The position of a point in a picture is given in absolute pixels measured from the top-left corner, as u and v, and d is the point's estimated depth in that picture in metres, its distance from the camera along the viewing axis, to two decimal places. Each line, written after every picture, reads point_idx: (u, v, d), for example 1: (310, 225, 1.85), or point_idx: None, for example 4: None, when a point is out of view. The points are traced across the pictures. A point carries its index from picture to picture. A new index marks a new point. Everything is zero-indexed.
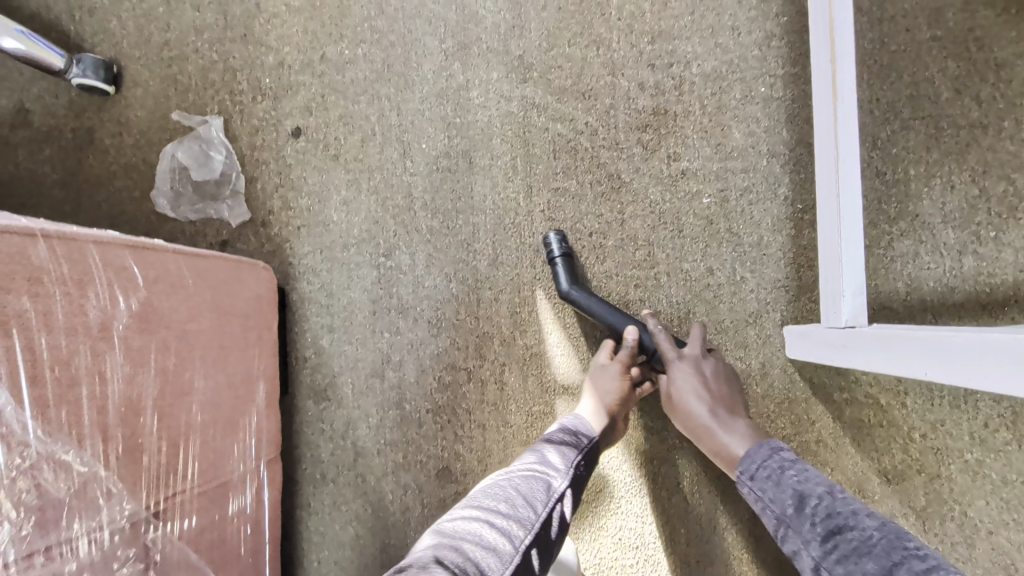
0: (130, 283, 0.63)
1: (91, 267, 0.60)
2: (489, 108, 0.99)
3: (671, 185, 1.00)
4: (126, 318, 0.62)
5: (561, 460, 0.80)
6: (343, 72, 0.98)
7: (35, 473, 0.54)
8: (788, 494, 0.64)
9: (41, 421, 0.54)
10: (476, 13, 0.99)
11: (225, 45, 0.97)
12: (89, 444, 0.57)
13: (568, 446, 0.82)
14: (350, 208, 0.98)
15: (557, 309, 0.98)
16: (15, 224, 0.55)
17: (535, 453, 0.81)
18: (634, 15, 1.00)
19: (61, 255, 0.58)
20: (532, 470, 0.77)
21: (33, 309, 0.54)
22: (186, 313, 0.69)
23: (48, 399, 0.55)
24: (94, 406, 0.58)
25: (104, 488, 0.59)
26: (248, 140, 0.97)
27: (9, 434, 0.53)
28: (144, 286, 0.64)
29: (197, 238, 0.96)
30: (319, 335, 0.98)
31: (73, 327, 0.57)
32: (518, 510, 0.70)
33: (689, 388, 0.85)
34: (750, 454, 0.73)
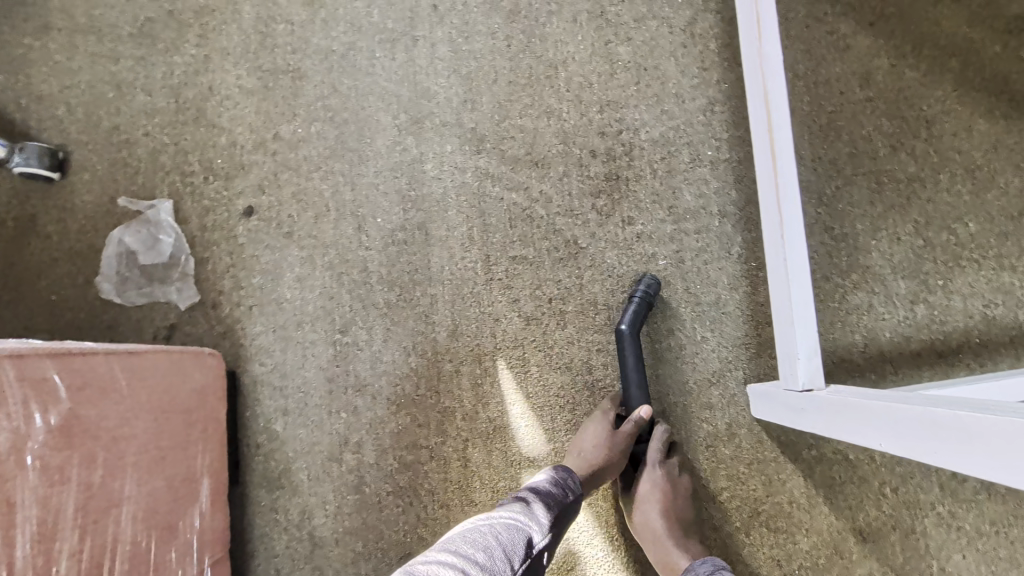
0: (50, 397, 0.64)
1: (7, 386, 0.61)
2: (444, 180, 1.00)
3: (627, 248, 1.01)
4: (42, 435, 0.62)
5: (545, 514, 0.77)
6: (296, 150, 0.98)
7: None
8: None
9: None
10: (428, 89, 1.01)
11: (175, 128, 0.97)
12: None
13: (552, 501, 0.80)
14: (304, 285, 0.96)
15: (520, 379, 0.97)
16: None
17: (521, 502, 0.78)
18: (582, 86, 1.04)
19: None
20: (515, 519, 0.74)
21: None
22: (114, 419, 0.70)
23: None
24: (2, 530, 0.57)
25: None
26: (198, 220, 0.96)
27: None
28: (66, 398, 0.65)
29: (146, 323, 0.94)
30: (273, 419, 0.95)
31: None
32: (495, 561, 0.66)
33: (654, 499, 0.93)
34: (693, 565, 0.85)
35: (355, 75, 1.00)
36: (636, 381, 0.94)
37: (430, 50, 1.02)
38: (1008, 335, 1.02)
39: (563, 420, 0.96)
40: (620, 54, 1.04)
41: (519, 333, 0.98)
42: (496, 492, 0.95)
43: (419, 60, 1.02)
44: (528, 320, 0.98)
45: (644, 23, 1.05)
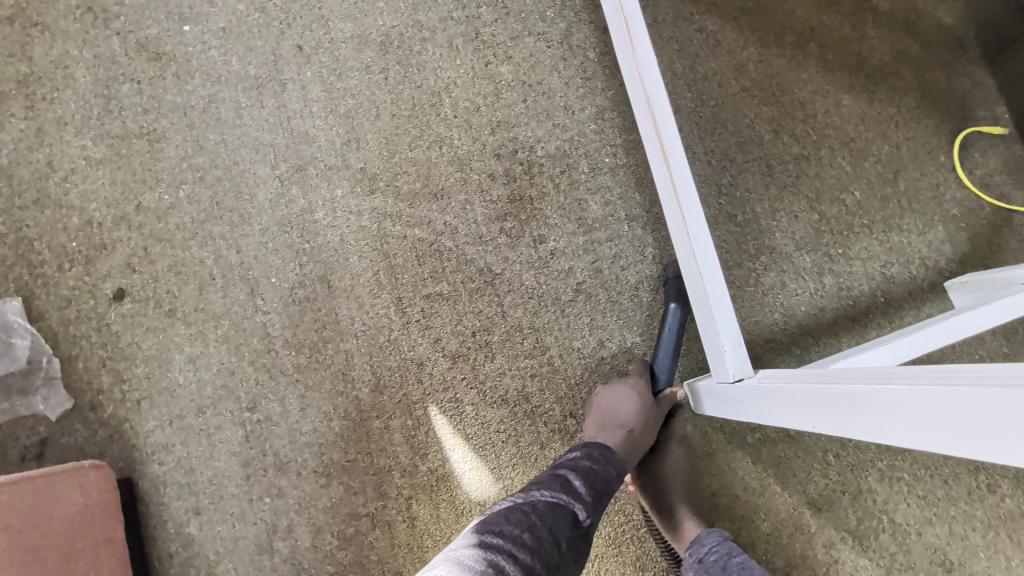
0: None
1: None
2: (340, 227, 0.94)
3: (543, 267, 0.98)
4: None
5: (587, 489, 0.69)
6: (166, 219, 0.89)
7: None
8: None
9: None
10: (307, 133, 0.95)
11: (16, 215, 0.85)
12: None
13: (596, 472, 0.72)
14: (198, 365, 0.86)
15: (456, 422, 0.91)
16: None
17: (559, 479, 0.69)
18: (470, 110, 1.01)
19: None
20: (557, 500, 0.66)
21: None
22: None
23: None
24: None
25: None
26: (58, 314, 0.84)
27: None
28: None
29: (10, 444, 0.80)
30: (184, 522, 0.83)
31: None
32: (541, 543, 0.60)
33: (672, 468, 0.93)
34: (702, 538, 0.82)
35: (222, 128, 0.93)
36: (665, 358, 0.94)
37: (302, 93, 0.96)
38: (907, 289, 1.08)
39: (508, 455, 0.91)
40: (501, 73, 1.03)
41: (446, 373, 0.92)
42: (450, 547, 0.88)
43: (291, 104, 0.95)
44: (454, 358, 0.93)
45: (521, 40, 1.04)
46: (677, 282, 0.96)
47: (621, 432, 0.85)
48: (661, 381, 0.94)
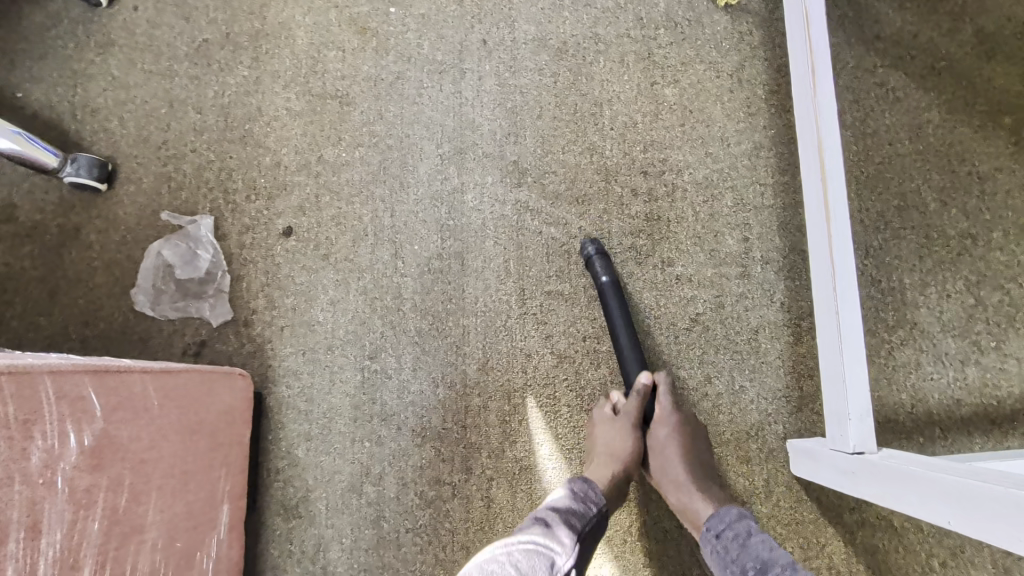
0: (86, 415, 0.55)
1: (41, 402, 0.52)
2: (483, 211, 0.99)
3: (665, 290, 0.97)
4: (75, 456, 0.53)
5: (567, 535, 0.68)
6: (339, 173, 0.99)
7: None
8: (751, 560, 0.66)
9: None
10: (473, 120, 1.03)
11: (224, 147, 0.99)
12: None
13: (575, 518, 0.71)
14: (336, 307, 0.95)
15: (550, 419, 0.92)
16: None
17: (540, 524, 0.69)
18: (627, 125, 1.04)
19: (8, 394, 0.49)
20: (537, 544, 0.64)
21: None
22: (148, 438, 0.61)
23: None
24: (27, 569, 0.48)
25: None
26: (237, 237, 0.96)
27: None
28: (102, 415, 0.56)
29: (177, 339, 0.92)
30: (295, 445, 0.90)
31: (9, 475, 0.48)
32: None
33: (666, 445, 0.83)
34: (719, 513, 0.73)
35: (402, 103, 1.03)
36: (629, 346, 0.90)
37: (477, 83, 1.04)
38: None
39: None
40: (665, 95, 1.05)
41: (550, 370, 0.94)
42: None
43: (466, 92, 1.04)
44: (560, 358, 0.94)
45: (691, 66, 1.05)
46: (602, 258, 0.95)
47: (603, 466, 0.82)
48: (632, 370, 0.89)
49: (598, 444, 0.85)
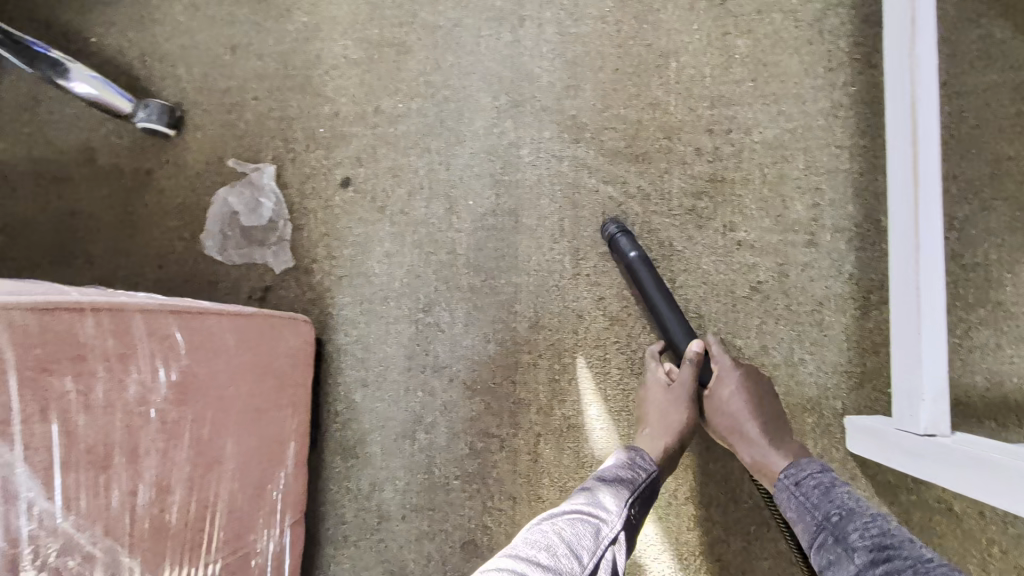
0: (174, 352, 0.56)
1: (135, 338, 0.53)
2: (539, 167, 0.97)
3: (725, 256, 0.94)
4: (165, 390, 0.55)
5: (614, 500, 0.71)
6: (395, 125, 0.99)
7: (59, 562, 0.47)
8: (835, 503, 0.63)
9: (69, 507, 0.47)
10: (532, 72, 0.99)
11: (284, 95, 0.99)
12: (117, 529, 0.50)
13: (624, 488, 0.73)
14: (392, 260, 0.96)
15: (599, 381, 0.92)
16: (64, 298, 0.48)
17: (583, 494, 0.72)
18: (693, 79, 0.99)
19: (107, 328, 0.51)
20: (581, 512, 0.68)
21: (75, 391, 0.48)
22: (230, 377, 0.63)
23: (81, 482, 0.48)
24: (126, 487, 0.51)
25: (102, 570, 0.49)
26: (298, 187, 0.97)
27: (46, 527, 0.46)
28: (186, 353, 0.57)
29: (242, 283, 0.95)
30: (352, 390, 0.94)
31: (110, 404, 0.50)
32: (559, 560, 0.60)
33: (731, 395, 0.83)
34: (798, 462, 0.71)
35: (459, 52, 1.00)
36: (660, 299, 0.88)
37: (536, 31, 1.00)
38: None
39: None
40: (737, 47, 0.98)
41: (602, 332, 0.93)
42: (565, 491, 0.90)
43: (525, 41, 1.00)
44: (612, 320, 0.93)
45: (767, 15, 0.99)
46: (625, 236, 0.91)
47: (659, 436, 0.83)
48: (653, 291, 0.88)
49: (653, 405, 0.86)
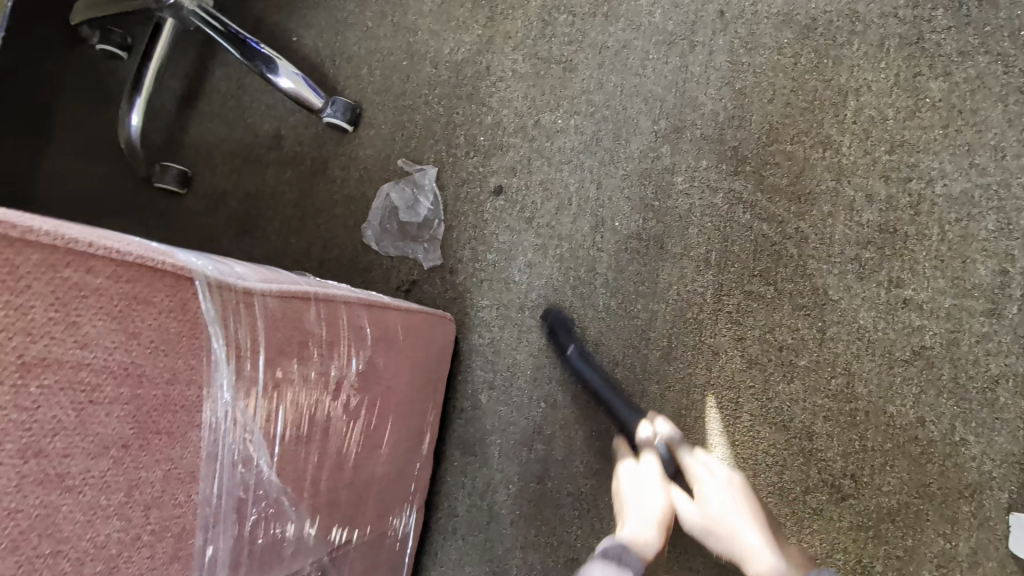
0: (364, 342, 0.60)
1: (341, 327, 0.56)
2: (692, 196, 0.96)
3: (887, 313, 0.87)
4: (354, 376, 0.58)
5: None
6: (552, 140, 1.01)
7: (267, 524, 0.49)
8: None
9: (281, 477, 0.49)
10: (696, 99, 0.98)
11: (452, 102, 1.05)
12: (308, 499, 0.53)
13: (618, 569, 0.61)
14: (532, 270, 0.99)
15: (728, 424, 0.89)
16: (297, 287, 0.51)
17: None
18: (873, 120, 0.92)
19: (324, 318, 0.53)
20: None
21: (298, 372, 0.50)
22: (394, 368, 0.67)
23: (290, 456, 0.50)
24: (318, 462, 0.54)
25: (293, 534, 0.52)
26: (454, 190, 1.03)
27: (265, 494, 0.48)
28: (371, 344, 0.61)
29: (393, 274, 1.03)
30: (479, 390, 0.98)
31: (319, 385, 0.53)
32: None
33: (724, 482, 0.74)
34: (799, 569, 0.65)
35: (625, 74, 1.01)
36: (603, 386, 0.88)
37: (706, 58, 0.99)
38: None
39: (766, 479, 0.87)
40: (930, 89, 0.91)
41: (738, 374, 0.90)
42: None
43: (693, 67, 0.99)
44: (750, 363, 0.90)
45: (972, 57, 0.90)
46: (564, 330, 0.94)
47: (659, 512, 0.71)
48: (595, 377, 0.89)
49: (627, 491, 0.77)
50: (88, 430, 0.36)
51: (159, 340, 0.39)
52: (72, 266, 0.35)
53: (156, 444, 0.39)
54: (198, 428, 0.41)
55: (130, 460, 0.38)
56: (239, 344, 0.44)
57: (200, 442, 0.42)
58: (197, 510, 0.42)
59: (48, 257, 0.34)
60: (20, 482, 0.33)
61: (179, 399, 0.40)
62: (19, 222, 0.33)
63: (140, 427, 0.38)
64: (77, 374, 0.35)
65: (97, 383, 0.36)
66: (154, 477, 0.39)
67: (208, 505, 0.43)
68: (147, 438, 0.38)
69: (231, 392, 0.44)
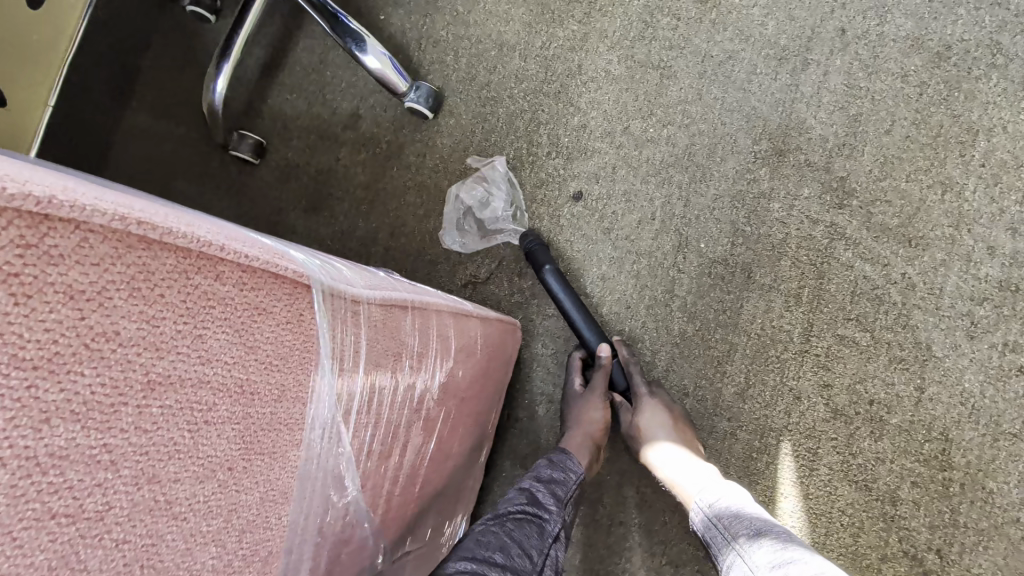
0: (449, 355, 0.57)
1: (430, 338, 0.54)
2: (789, 226, 0.89)
3: (998, 379, 0.80)
4: (437, 390, 0.55)
5: (548, 500, 0.69)
6: (641, 149, 0.96)
7: (343, 546, 0.45)
8: (744, 527, 0.58)
9: (362, 495, 0.46)
10: (804, 121, 0.91)
11: (538, 98, 1.00)
12: (379, 518, 0.49)
13: (555, 490, 0.71)
14: (605, 284, 0.94)
15: (803, 474, 0.83)
16: (393, 296, 0.49)
17: (524, 494, 0.69)
18: (1004, 165, 0.84)
19: (417, 330, 0.51)
20: (525, 512, 0.65)
21: (390, 385, 0.47)
22: (472, 381, 0.64)
23: (370, 474, 0.46)
24: (393, 479, 0.51)
25: (363, 553, 0.48)
26: (531, 190, 0.99)
27: (346, 514, 0.44)
28: (455, 357, 0.59)
29: (459, 271, 0.99)
30: (536, 402, 0.94)
31: (406, 398, 0.50)
32: (514, 560, 0.58)
33: (659, 421, 0.81)
34: (716, 489, 0.67)
35: (728, 86, 0.94)
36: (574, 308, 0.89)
37: (820, 78, 0.91)
38: None
39: (839, 540, 0.81)
40: None
41: (819, 423, 0.84)
42: None
43: (804, 87, 0.91)
44: (835, 414, 0.83)
45: None
46: (542, 250, 0.92)
47: (584, 438, 0.81)
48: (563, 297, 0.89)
49: (575, 409, 0.85)
50: (199, 452, 0.32)
51: (273, 354, 0.35)
52: (203, 272, 0.32)
53: (258, 465, 0.35)
54: (297, 447, 0.38)
55: (233, 485, 0.34)
56: (343, 358, 0.41)
57: (297, 462, 0.38)
58: (285, 533, 0.38)
59: (183, 262, 0.31)
60: (130, 511, 0.29)
61: (284, 418, 0.36)
62: (157, 223, 0.29)
63: (247, 448, 0.34)
64: (196, 393, 0.31)
65: (213, 402, 0.32)
66: (252, 500, 0.35)
67: (295, 530, 0.39)
68: (250, 459, 0.35)
69: (331, 408, 0.40)
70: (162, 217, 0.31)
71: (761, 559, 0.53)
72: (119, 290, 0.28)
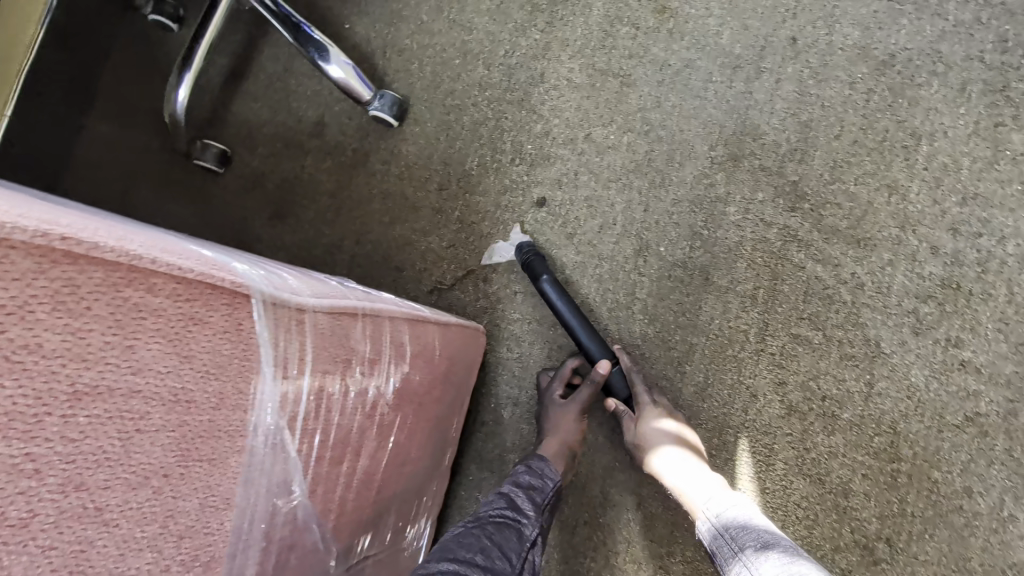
0: (403, 360, 0.58)
1: (382, 344, 0.55)
2: (744, 229, 0.92)
3: (943, 374, 0.83)
4: (391, 395, 0.56)
5: (528, 504, 0.72)
6: (602, 155, 0.98)
7: (293, 550, 0.46)
8: (752, 540, 0.61)
9: (311, 499, 0.46)
10: (758, 127, 0.94)
11: (502, 106, 1.02)
12: (332, 522, 0.50)
13: (534, 495, 0.74)
14: (569, 288, 0.95)
15: (760, 470, 0.85)
16: (342, 305, 0.50)
17: (505, 499, 0.71)
18: (946, 168, 0.88)
19: (367, 337, 0.52)
20: (505, 515, 0.68)
21: (339, 391, 0.48)
22: (430, 386, 0.65)
23: (320, 479, 0.47)
24: (346, 483, 0.51)
25: (314, 557, 0.49)
26: (495, 196, 1.00)
27: (294, 518, 0.45)
28: (410, 363, 0.60)
29: (425, 277, 1.00)
30: (502, 405, 0.95)
31: (357, 403, 0.51)
32: (495, 562, 0.60)
33: (652, 428, 0.82)
34: (722, 498, 0.70)
35: (685, 94, 0.97)
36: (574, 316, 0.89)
37: (773, 86, 0.94)
38: None
39: (795, 533, 0.83)
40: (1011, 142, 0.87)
41: (775, 420, 0.86)
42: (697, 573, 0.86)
43: (758, 94, 0.94)
44: (790, 410, 0.86)
45: None
46: (539, 260, 0.93)
47: (559, 444, 0.84)
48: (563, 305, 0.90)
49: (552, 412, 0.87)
50: (132, 460, 0.32)
51: (210, 363, 0.36)
52: (133, 285, 0.32)
53: (197, 472, 0.36)
54: (238, 453, 0.39)
55: (170, 491, 0.35)
56: (287, 365, 0.42)
57: (239, 468, 0.39)
58: (228, 538, 0.39)
59: (111, 275, 0.31)
60: (57, 518, 0.30)
61: (223, 425, 0.37)
62: (84, 238, 0.30)
63: (184, 455, 0.35)
64: (127, 403, 0.32)
65: (146, 411, 0.33)
66: (191, 506, 0.36)
67: (239, 536, 0.40)
68: (188, 466, 0.35)
69: (274, 416, 0.41)
70: (90, 232, 0.32)
71: (769, 571, 0.56)
72: (43, 304, 0.29)
